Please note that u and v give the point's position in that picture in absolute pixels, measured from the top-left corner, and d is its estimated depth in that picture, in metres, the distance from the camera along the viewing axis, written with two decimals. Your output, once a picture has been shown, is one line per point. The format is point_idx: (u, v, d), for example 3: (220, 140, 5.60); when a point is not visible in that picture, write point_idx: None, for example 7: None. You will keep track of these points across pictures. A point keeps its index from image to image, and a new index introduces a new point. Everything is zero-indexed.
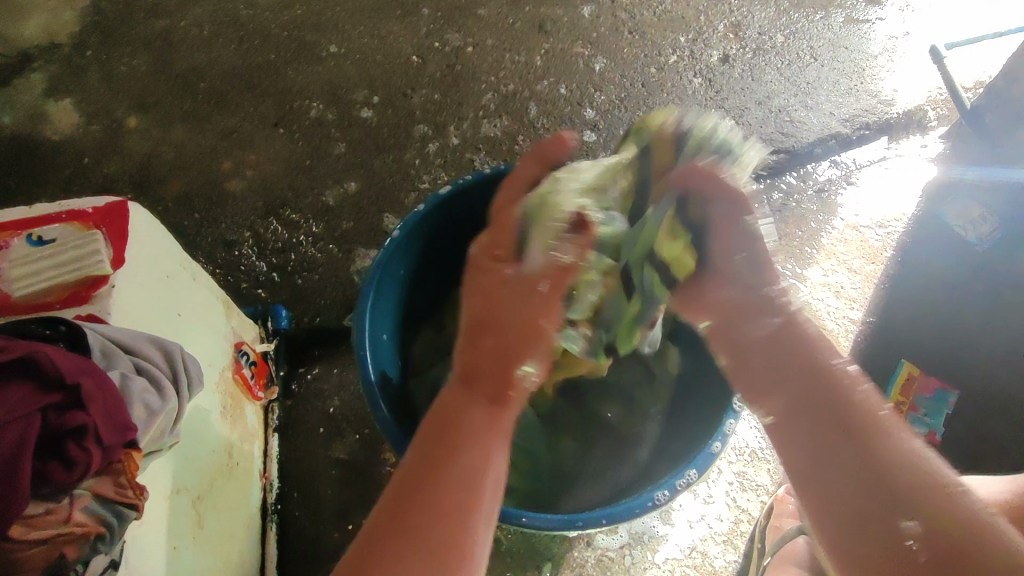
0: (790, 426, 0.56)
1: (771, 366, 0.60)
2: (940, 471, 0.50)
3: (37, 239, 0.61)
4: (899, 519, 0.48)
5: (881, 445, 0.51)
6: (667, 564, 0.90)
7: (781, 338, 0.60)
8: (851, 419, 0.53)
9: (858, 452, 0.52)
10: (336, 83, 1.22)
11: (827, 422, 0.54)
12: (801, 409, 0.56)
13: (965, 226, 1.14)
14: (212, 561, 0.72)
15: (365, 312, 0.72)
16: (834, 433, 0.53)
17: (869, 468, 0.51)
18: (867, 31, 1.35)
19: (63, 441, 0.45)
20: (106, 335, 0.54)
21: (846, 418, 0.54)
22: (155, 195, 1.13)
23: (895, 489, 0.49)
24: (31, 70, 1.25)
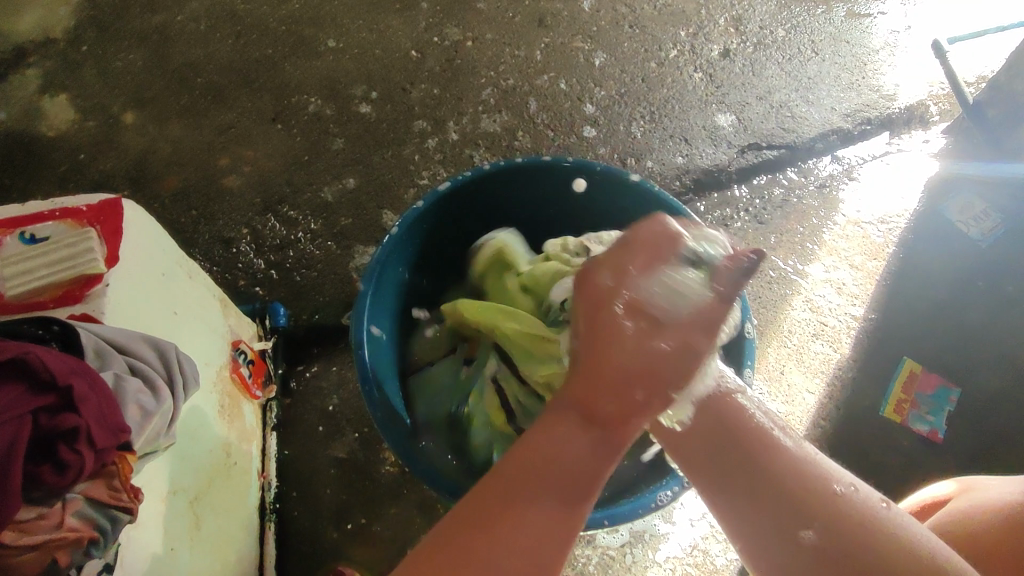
0: (696, 455, 0.59)
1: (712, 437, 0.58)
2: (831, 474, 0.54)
3: (30, 237, 0.60)
4: (797, 531, 0.51)
5: (760, 453, 0.55)
6: (668, 563, 0.89)
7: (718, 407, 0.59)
8: (736, 433, 0.57)
9: (742, 472, 0.55)
10: (333, 79, 1.21)
11: (711, 445, 0.58)
12: (695, 442, 0.59)
13: (968, 222, 1.15)
14: (209, 562, 0.71)
15: (364, 310, 0.71)
16: (732, 456, 0.56)
17: (755, 474, 0.55)
18: (870, 25, 1.34)
19: (54, 443, 0.44)
20: (101, 335, 0.53)
21: (730, 432, 0.58)
22: (152, 191, 1.12)
23: (789, 498, 0.53)
24: (26, 65, 1.24)
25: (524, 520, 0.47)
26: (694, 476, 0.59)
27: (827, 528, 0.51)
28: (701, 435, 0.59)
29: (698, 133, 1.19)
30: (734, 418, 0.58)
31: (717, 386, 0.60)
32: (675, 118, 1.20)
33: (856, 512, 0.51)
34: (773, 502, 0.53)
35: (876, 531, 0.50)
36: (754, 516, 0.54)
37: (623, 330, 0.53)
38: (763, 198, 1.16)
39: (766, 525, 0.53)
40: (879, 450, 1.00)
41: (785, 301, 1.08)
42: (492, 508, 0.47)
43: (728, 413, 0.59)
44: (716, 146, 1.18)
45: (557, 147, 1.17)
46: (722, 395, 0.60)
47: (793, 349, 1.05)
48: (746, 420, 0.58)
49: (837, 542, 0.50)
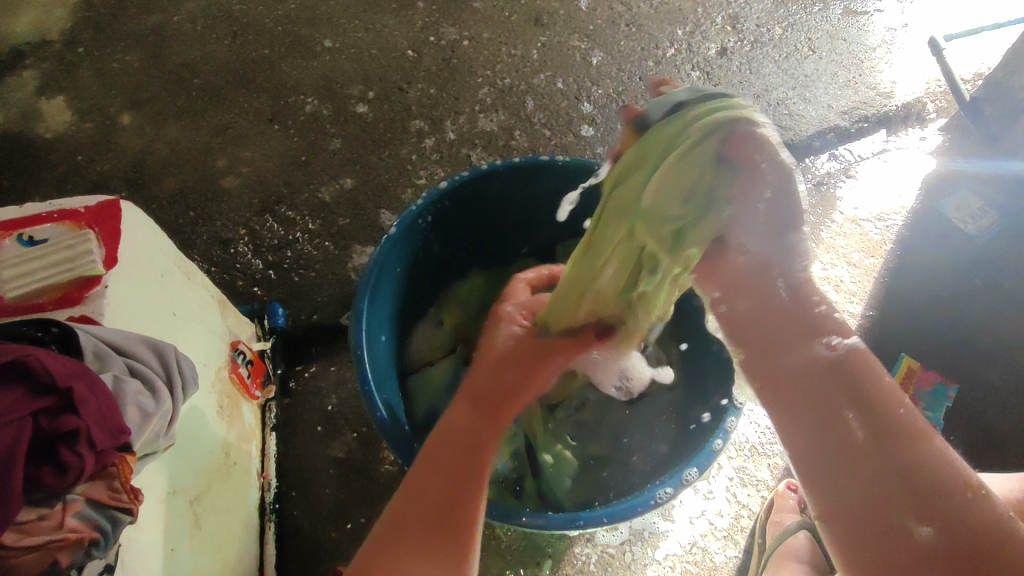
0: (790, 404, 0.55)
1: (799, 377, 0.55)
2: (954, 466, 0.50)
3: (28, 239, 0.61)
4: (912, 526, 0.48)
5: (890, 437, 0.51)
6: (667, 560, 0.89)
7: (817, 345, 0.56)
8: (846, 403, 0.53)
9: (854, 449, 0.51)
10: (330, 79, 1.21)
11: (816, 408, 0.54)
12: (786, 403, 0.56)
13: (965, 219, 1.15)
14: (209, 562, 0.71)
15: (363, 310, 0.71)
16: (834, 436, 0.53)
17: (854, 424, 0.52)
18: (866, 22, 1.34)
19: (54, 444, 0.44)
20: (99, 337, 0.53)
21: (843, 401, 0.53)
22: (150, 192, 1.12)
23: (910, 490, 0.49)
24: (23, 67, 1.24)
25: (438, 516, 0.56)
26: (789, 433, 0.55)
27: (943, 524, 0.47)
28: (813, 405, 0.54)
29: None
30: (848, 381, 0.53)
31: (831, 349, 0.55)
32: None
33: (978, 514, 0.48)
34: (880, 490, 0.50)
35: (992, 528, 0.47)
36: (853, 491, 0.51)
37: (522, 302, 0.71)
38: None
39: (876, 511, 0.50)
40: None
41: None
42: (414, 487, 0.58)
43: (855, 375, 0.53)
44: None
45: (555, 146, 1.17)
46: (846, 356, 0.54)
47: None
48: (876, 393, 0.53)
49: (951, 542, 0.47)
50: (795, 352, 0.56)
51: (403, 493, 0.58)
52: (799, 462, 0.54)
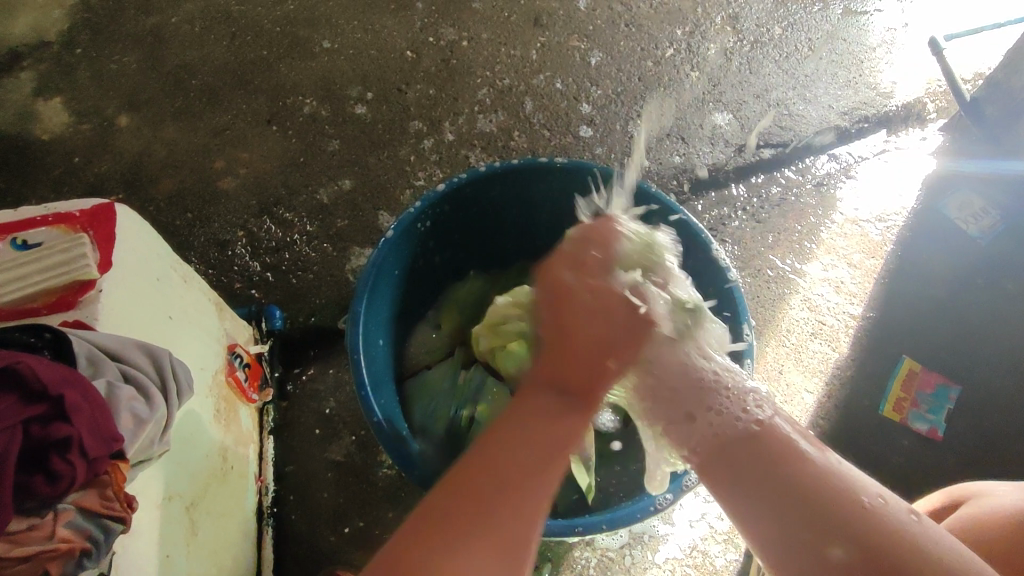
0: (727, 470, 0.55)
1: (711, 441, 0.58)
2: (860, 484, 0.50)
3: (22, 243, 0.60)
4: (825, 548, 0.48)
5: (783, 463, 0.52)
6: (668, 564, 0.89)
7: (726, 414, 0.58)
8: (761, 446, 0.54)
9: (758, 479, 0.52)
10: (328, 80, 1.20)
11: (745, 465, 0.54)
12: (728, 463, 0.55)
13: (966, 220, 1.15)
14: (206, 568, 0.70)
15: (359, 314, 0.70)
16: (752, 478, 0.53)
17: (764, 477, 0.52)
18: (866, 22, 1.34)
19: (46, 453, 0.43)
20: (91, 342, 0.52)
21: (757, 443, 0.54)
22: (147, 194, 1.12)
23: (815, 518, 0.49)
24: (20, 68, 1.23)
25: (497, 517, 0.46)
26: (729, 497, 0.54)
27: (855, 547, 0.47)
28: (745, 461, 0.54)
29: (695, 132, 1.19)
30: (760, 433, 0.55)
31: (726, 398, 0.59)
32: (672, 117, 1.20)
33: (883, 528, 0.47)
34: (796, 525, 0.49)
35: (899, 545, 0.47)
36: (779, 540, 0.50)
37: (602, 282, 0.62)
38: (761, 197, 1.15)
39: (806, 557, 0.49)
40: (880, 450, 0.99)
41: (784, 301, 1.08)
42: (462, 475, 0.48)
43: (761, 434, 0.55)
44: (714, 145, 1.18)
45: (554, 147, 1.16)
46: (767, 424, 0.55)
47: (792, 349, 1.05)
48: (781, 436, 0.54)
49: (867, 562, 0.46)
50: (707, 414, 0.59)
51: (446, 492, 0.47)
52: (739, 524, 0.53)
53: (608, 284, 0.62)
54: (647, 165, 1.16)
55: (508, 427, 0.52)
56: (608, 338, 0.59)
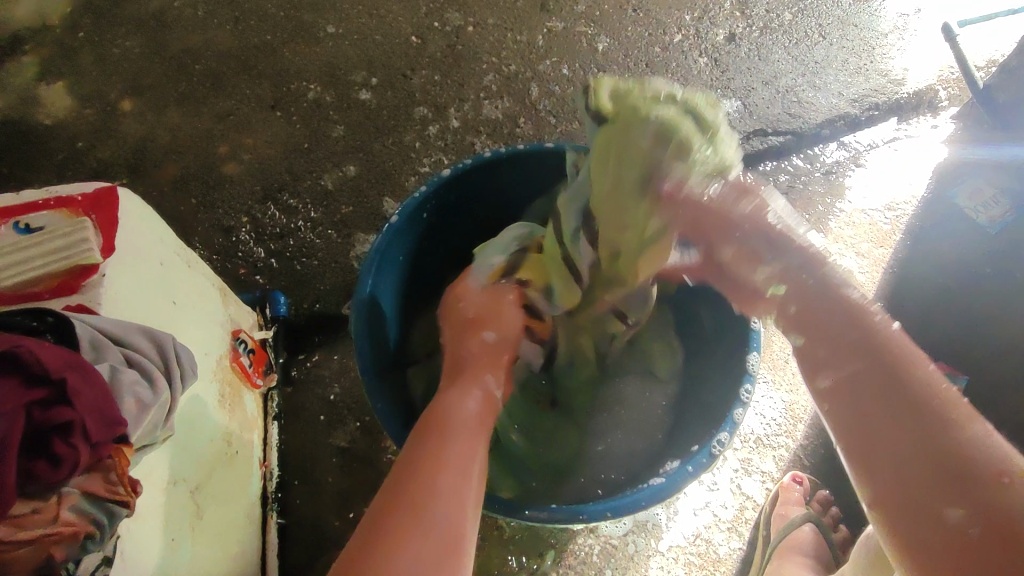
0: (867, 403, 0.46)
1: (861, 402, 0.46)
2: (1003, 455, 0.43)
3: (25, 227, 0.60)
4: (941, 509, 0.42)
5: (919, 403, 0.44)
6: (671, 552, 0.89)
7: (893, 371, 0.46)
8: (927, 399, 0.44)
9: (895, 430, 0.44)
10: (333, 65, 1.19)
11: (867, 402, 0.46)
12: (880, 397, 0.45)
13: (976, 209, 1.11)
14: (211, 552, 0.71)
15: (364, 300, 0.70)
16: (874, 415, 0.45)
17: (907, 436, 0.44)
18: (878, 8, 1.32)
19: (49, 437, 0.43)
20: (95, 327, 0.52)
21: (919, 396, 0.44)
22: (151, 179, 1.11)
23: (939, 480, 0.42)
24: (22, 53, 1.23)
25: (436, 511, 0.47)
26: (863, 422, 0.46)
27: (980, 511, 0.41)
28: (898, 416, 0.44)
29: None
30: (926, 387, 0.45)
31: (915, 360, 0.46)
32: None
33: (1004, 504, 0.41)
34: (935, 476, 0.42)
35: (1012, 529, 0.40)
36: (904, 491, 0.44)
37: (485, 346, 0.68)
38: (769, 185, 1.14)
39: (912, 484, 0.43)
40: None
41: None
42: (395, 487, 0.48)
43: (903, 370, 0.46)
44: None
45: (560, 134, 1.15)
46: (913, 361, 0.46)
47: None
48: (930, 385, 0.45)
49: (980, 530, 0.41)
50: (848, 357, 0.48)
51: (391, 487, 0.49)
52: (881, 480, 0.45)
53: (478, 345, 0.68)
54: None
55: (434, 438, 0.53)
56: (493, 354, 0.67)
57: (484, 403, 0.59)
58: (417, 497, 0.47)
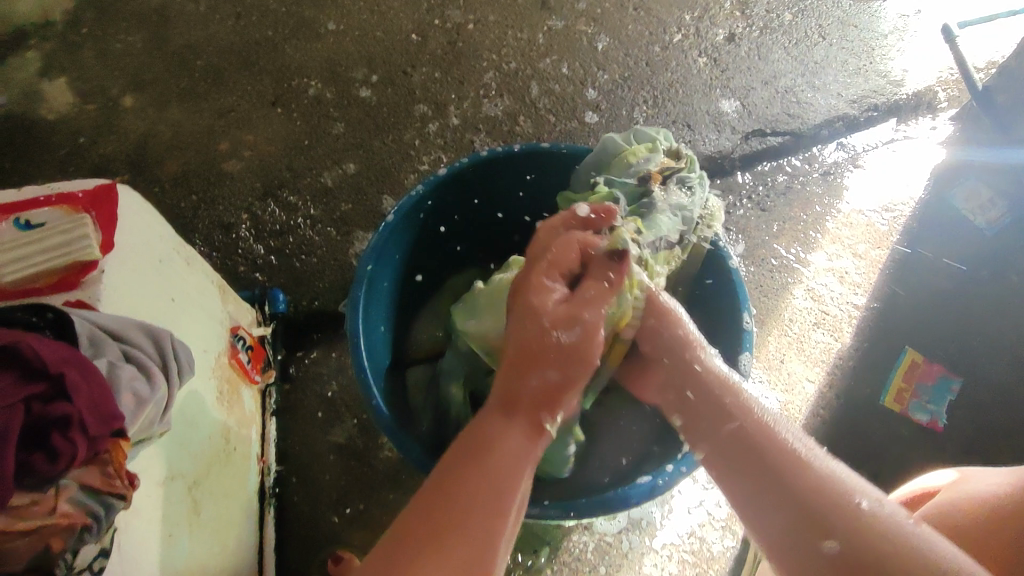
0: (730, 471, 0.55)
1: (750, 475, 0.53)
2: (852, 487, 0.50)
3: (25, 223, 0.60)
4: (818, 542, 0.48)
5: (776, 470, 0.52)
6: (665, 550, 0.90)
7: (744, 435, 0.55)
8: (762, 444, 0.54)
9: (756, 485, 0.52)
10: (334, 62, 1.20)
11: (745, 467, 0.54)
12: (729, 458, 0.55)
13: (974, 211, 1.14)
14: (209, 546, 0.71)
15: (360, 298, 0.70)
16: (743, 475, 0.54)
17: (778, 494, 0.51)
18: (879, 8, 1.32)
19: (46, 430, 0.44)
20: (94, 323, 0.52)
21: (755, 443, 0.54)
22: (152, 175, 1.12)
23: (808, 516, 0.49)
24: (25, 48, 1.23)
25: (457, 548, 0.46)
26: (726, 482, 0.55)
27: (845, 537, 0.47)
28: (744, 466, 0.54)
29: (701, 118, 1.18)
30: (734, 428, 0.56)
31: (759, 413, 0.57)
32: (678, 103, 1.19)
33: (873, 532, 0.47)
34: (792, 527, 0.49)
35: (883, 554, 0.46)
36: (768, 527, 0.51)
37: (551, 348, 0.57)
38: (767, 185, 1.14)
39: (783, 535, 0.50)
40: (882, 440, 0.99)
41: (787, 290, 1.08)
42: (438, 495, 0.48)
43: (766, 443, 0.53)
44: (720, 132, 1.17)
45: (559, 133, 1.15)
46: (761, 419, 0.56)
47: (794, 338, 1.05)
48: (796, 466, 0.51)
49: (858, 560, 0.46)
50: (723, 427, 0.57)
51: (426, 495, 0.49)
52: (743, 518, 0.54)
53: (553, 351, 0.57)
54: None
55: (472, 462, 0.51)
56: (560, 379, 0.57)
57: (529, 435, 0.54)
58: (440, 546, 0.46)
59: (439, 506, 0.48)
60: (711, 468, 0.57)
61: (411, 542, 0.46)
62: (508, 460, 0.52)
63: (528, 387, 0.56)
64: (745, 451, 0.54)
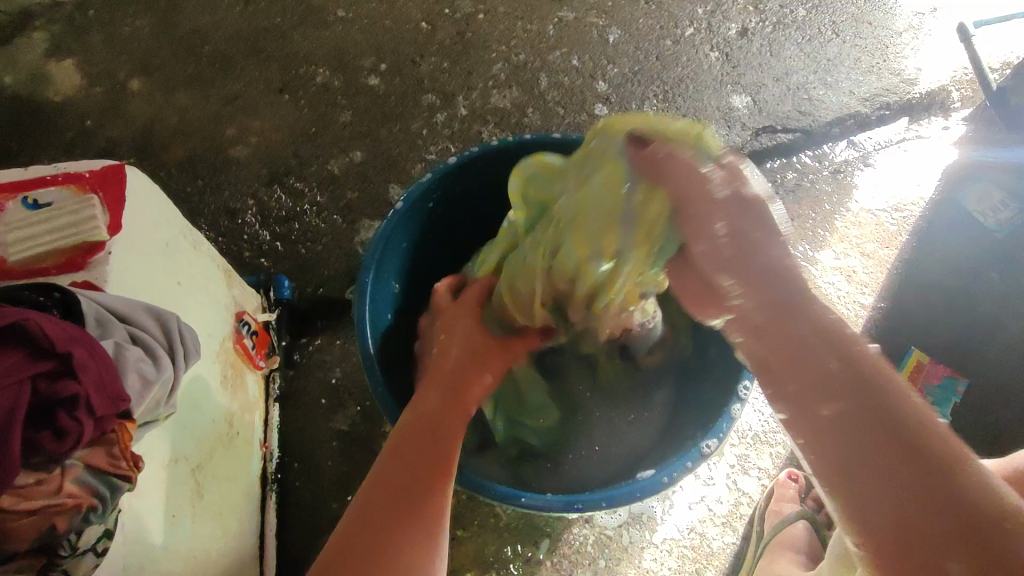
0: (830, 442, 0.41)
1: (841, 437, 0.40)
2: (975, 472, 0.38)
3: (32, 203, 0.60)
4: (926, 537, 0.37)
5: (881, 423, 0.39)
6: (664, 544, 0.90)
7: (863, 379, 0.41)
8: (864, 426, 0.40)
9: (883, 447, 0.39)
10: (342, 50, 1.19)
11: (846, 426, 0.40)
12: (832, 416, 0.41)
13: (985, 212, 1.12)
14: (211, 530, 0.72)
15: (367, 286, 0.70)
16: (833, 441, 0.41)
17: (888, 462, 0.38)
18: (893, 6, 1.30)
19: (53, 409, 0.44)
20: (101, 303, 0.52)
21: (856, 427, 0.40)
22: (158, 160, 1.11)
23: (925, 499, 0.37)
24: (33, 29, 1.23)
25: (412, 504, 0.51)
26: (830, 481, 0.41)
27: (962, 531, 0.36)
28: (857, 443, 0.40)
29: (711, 114, 1.17)
30: (841, 353, 0.41)
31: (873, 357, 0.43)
32: (688, 99, 1.18)
33: (992, 513, 0.36)
34: (891, 501, 0.38)
35: (1006, 542, 0.36)
36: (878, 516, 0.38)
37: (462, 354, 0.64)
38: (776, 182, 1.14)
39: (882, 521, 0.38)
40: None
41: None
42: (395, 460, 0.54)
43: (877, 394, 0.40)
44: (730, 128, 1.16)
45: (567, 125, 1.15)
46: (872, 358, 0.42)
47: None
48: (905, 416, 0.40)
49: (969, 545, 0.36)
50: (831, 366, 0.41)
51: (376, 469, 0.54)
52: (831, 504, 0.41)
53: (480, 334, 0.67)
54: None
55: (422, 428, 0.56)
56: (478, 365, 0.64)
57: (454, 403, 0.60)
58: (396, 506, 0.51)
59: (391, 474, 0.53)
60: (788, 417, 0.44)
61: (369, 508, 0.51)
62: (448, 420, 0.58)
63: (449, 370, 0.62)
64: (843, 401, 0.41)
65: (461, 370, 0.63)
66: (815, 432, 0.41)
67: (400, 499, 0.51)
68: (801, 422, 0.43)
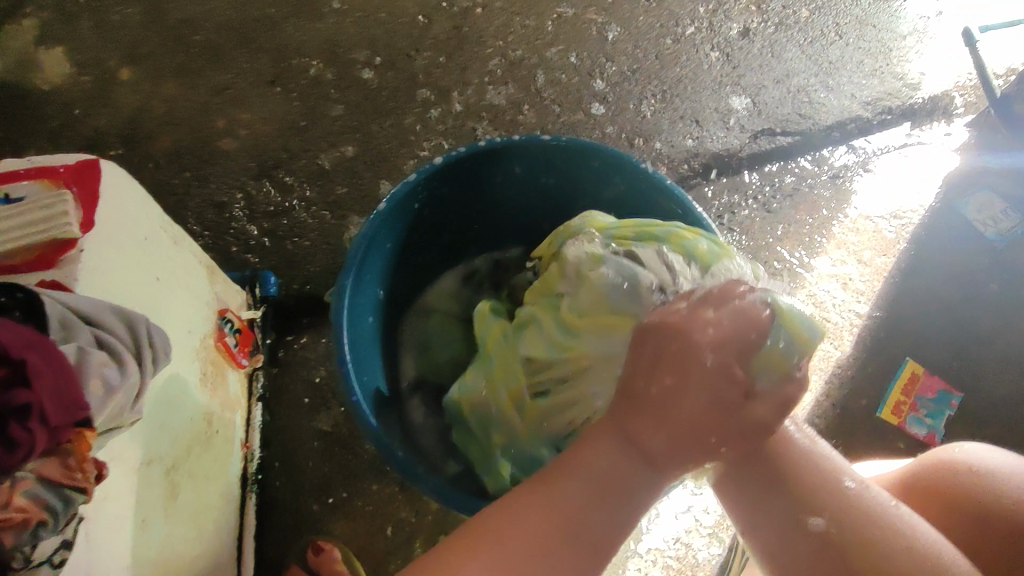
0: (741, 500, 0.59)
1: (763, 496, 0.58)
2: (840, 469, 0.59)
3: (4, 197, 0.58)
4: (808, 520, 0.56)
5: (812, 490, 0.57)
6: (649, 554, 0.88)
7: (776, 449, 0.58)
8: (782, 488, 0.57)
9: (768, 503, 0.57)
10: (336, 42, 1.17)
11: (758, 481, 0.57)
12: (748, 482, 0.58)
13: (984, 221, 1.11)
14: (185, 532, 0.70)
15: (346, 289, 0.68)
16: (757, 491, 0.57)
17: (791, 511, 0.57)
18: (899, 8, 1.28)
19: (4, 419, 0.42)
20: (65, 303, 0.50)
21: (779, 493, 0.57)
22: (146, 151, 1.09)
23: (815, 531, 0.56)
24: (21, 13, 1.21)
25: (508, 551, 0.51)
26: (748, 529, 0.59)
27: (834, 517, 0.56)
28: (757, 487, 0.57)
29: (709, 115, 1.15)
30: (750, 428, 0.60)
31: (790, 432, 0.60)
32: (687, 99, 1.16)
33: (856, 517, 0.57)
34: (801, 545, 0.57)
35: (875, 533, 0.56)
36: (783, 536, 0.57)
37: (645, 389, 0.53)
38: (773, 186, 1.12)
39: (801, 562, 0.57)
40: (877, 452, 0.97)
41: (788, 295, 1.05)
42: (461, 536, 0.53)
43: (788, 466, 0.57)
44: (728, 130, 1.14)
45: (563, 124, 1.13)
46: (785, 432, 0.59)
47: None
48: (829, 493, 0.57)
49: (838, 539, 0.56)
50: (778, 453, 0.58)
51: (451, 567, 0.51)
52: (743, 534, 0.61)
53: (626, 368, 0.54)
54: (657, 147, 1.12)
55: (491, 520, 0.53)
56: (631, 376, 0.54)
57: (610, 454, 0.53)
58: (487, 544, 0.51)
59: (477, 535, 0.52)
60: (725, 489, 0.60)
61: (463, 556, 0.52)
62: (574, 467, 0.53)
63: (602, 462, 0.53)
64: (764, 478, 0.57)
65: (606, 392, 0.54)
66: (736, 484, 0.58)
67: (492, 551, 0.51)
68: (746, 491, 0.58)
